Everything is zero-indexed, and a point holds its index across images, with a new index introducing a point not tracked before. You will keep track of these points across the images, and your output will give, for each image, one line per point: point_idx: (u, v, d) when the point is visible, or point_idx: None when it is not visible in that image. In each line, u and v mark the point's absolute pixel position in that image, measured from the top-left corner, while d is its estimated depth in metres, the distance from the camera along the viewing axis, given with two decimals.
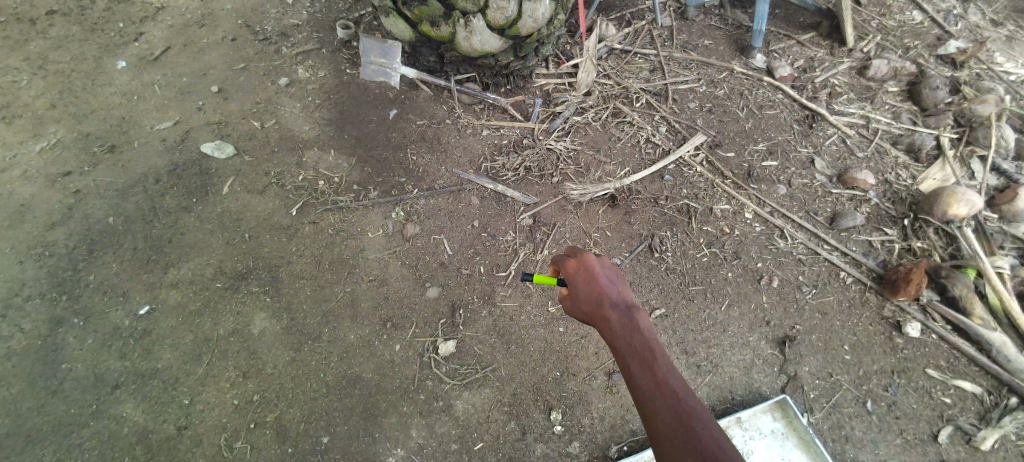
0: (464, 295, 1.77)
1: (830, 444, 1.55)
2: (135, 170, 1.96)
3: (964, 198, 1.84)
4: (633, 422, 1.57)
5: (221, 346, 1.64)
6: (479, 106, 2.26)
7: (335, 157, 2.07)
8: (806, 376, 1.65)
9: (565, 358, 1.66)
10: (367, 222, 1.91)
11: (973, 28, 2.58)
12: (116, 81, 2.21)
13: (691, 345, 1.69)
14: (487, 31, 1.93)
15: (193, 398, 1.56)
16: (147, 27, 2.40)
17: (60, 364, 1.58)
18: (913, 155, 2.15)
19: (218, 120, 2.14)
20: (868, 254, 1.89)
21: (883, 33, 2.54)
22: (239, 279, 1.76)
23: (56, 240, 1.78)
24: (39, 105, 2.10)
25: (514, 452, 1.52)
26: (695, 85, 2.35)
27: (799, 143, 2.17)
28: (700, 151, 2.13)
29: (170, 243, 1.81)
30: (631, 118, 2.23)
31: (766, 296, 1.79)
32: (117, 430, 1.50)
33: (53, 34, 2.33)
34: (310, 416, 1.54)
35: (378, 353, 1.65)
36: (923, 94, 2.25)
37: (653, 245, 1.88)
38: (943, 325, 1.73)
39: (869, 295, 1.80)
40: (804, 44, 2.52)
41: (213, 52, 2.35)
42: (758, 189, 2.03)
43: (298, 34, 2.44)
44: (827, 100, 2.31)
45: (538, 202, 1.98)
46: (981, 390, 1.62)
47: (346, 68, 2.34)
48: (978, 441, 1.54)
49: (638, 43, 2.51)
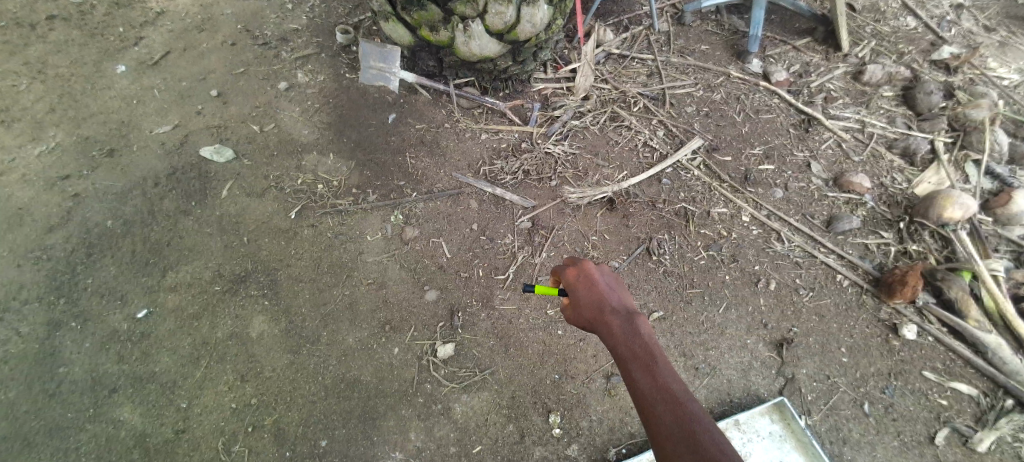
0: (463, 298, 1.77)
1: (828, 446, 1.55)
2: (134, 174, 1.97)
3: (959, 202, 1.85)
4: (631, 425, 1.57)
5: (220, 350, 1.64)
6: (478, 110, 2.27)
7: (334, 161, 2.08)
8: (803, 379, 1.66)
9: (564, 361, 1.66)
10: (366, 225, 1.91)
11: (967, 33, 2.60)
12: (116, 84, 2.22)
13: (689, 348, 1.70)
14: (486, 36, 1.94)
15: (191, 401, 1.55)
16: (147, 32, 2.42)
17: (59, 367, 1.58)
18: (908, 159, 2.17)
19: (218, 124, 2.15)
20: (865, 257, 1.90)
21: (877, 38, 2.56)
22: (238, 282, 1.76)
23: (55, 243, 1.78)
24: (38, 109, 2.10)
25: (514, 454, 1.51)
26: (692, 89, 2.37)
27: (795, 147, 2.18)
28: (696, 155, 2.15)
29: (169, 247, 1.81)
30: (628, 123, 2.24)
31: (764, 299, 1.80)
32: (114, 433, 1.49)
33: (53, 38, 2.34)
34: (309, 420, 1.54)
35: (377, 356, 1.65)
36: (917, 98, 2.28)
37: (651, 248, 1.89)
38: (939, 327, 1.75)
39: (865, 298, 1.81)
40: (799, 49, 2.55)
41: (213, 56, 2.36)
42: (755, 192, 2.05)
43: (297, 39, 2.46)
44: (823, 104, 2.33)
45: (537, 205, 1.99)
46: (977, 392, 1.63)
47: (345, 72, 2.35)
48: (975, 443, 1.55)
49: (636, 48, 2.53)
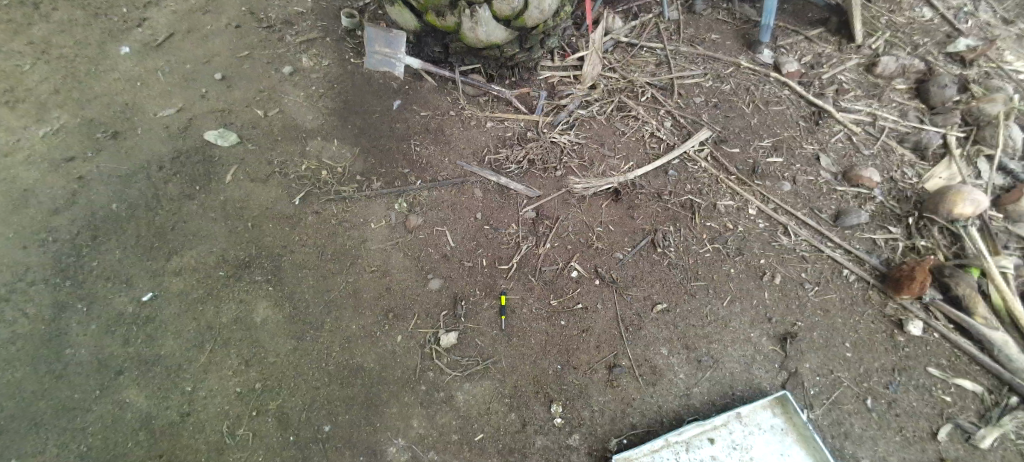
0: (466, 288, 1.77)
1: (829, 440, 1.54)
2: (138, 157, 1.96)
3: (970, 197, 1.82)
4: (633, 416, 1.56)
5: (224, 334, 1.64)
6: (484, 98, 2.25)
7: (338, 147, 2.07)
8: (807, 373, 1.65)
9: (567, 351, 1.66)
10: (370, 213, 1.91)
11: (983, 25, 2.55)
12: (120, 66, 2.21)
13: (692, 340, 1.69)
14: (493, 22, 1.92)
15: (196, 385, 1.56)
16: (150, 13, 2.40)
17: (65, 348, 1.59)
18: (919, 153, 2.13)
19: (221, 108, 2.13)
20: (872, 252, 1.88)
21: (892, 29, 2.52)
22: (242, 268, 1.76)
23: (60, 225, 1.78)
24: (42, 90, 2.09)
25: (515, 443, 1.51)
26: (701, 79, 2.34)
27: (805, 140, 2.15)
28: (704, 147, 2.12)
29: (173, 231, 1.81)
30: (636, 112, 2.22)
31: (768, 292, 1.79)
32: (120, 416, 1.50)
33: (56, 18, 2.32)
34: (312, 405, 1.54)
35: (380, 344, 1.65)
36: (931, 92, 2.24)
37: (656, 240, 1.88)
38: (945, 324, 1.73)
39: (871, 293, 1.80)
40: (812, 39, 2.50)
41: (217, 39, 2.35)
42: (763, 185, 2.03)
43: (302, 22, 2.44)
44: (835, 96, 2.29)
45: (541, 195, 1.98)
46: (982, 388, 1.62)
47: (350, 57, 2.33)
48: (977, 439, 1.53)
49: (645, 36, 2.50)
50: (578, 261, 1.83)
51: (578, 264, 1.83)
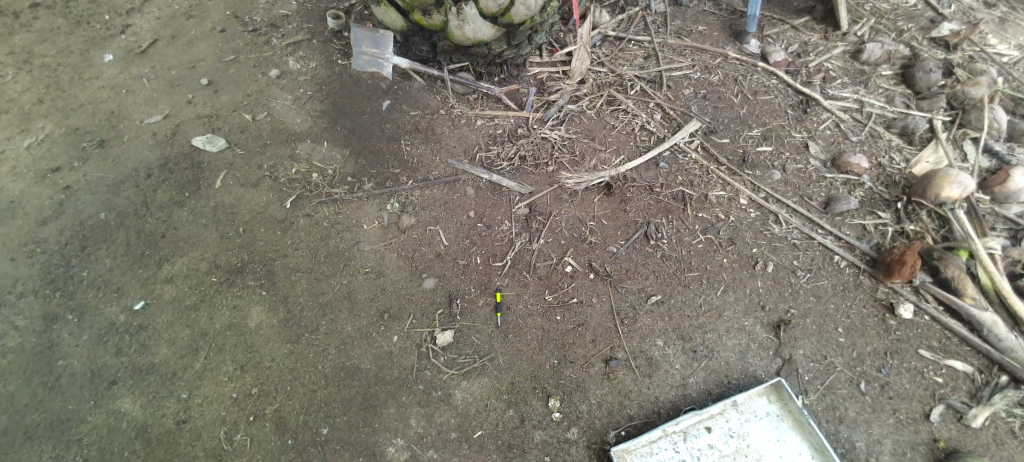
0: (461, 286, 1.77)
1: (824, 425, 1.55)
2: (126, 165, 1.95)
3: (957, 181, 1.84)
4: (630, 408, 1.57)
5: (218, 341, 1.63)
6: (473, 95, 2.25)
7: (328, 149, 2.06)
8: (801, 359, 1.66)
9: (564, 346, 1.67)
10: (363, 215, 1.91)
11: (967, 10, 2.57)
12: (104, 74, 2.18)
13: (687, 331, 1.70)
14: (480, 19, 1.91)
15: (191, 392, 1.55)
16: (133, 20, 2.38)
17: (58, 360, 1.58)
18: (906, 138, 2.15)
19: (209, 113, 2.12)
20: (863, 238, 1.90)
21: (876, 16, 2.54)
22: (236, 273, 1.75)
23: (48, 236, 1.77)
24: (26, 100, 2.07)
25: (514, 438, 1.51)
26: (689, 71, 2.35)
27: (794, 129, 2.17)
28: (693, 138, 2.13)
29: (163, 238, 1.80)
30: (625, 106, 2.22)
31: (761, 281, 1.80)
32: (116, 425, 1.49)
33: (38, 27, 2.29)
34: (310, 408, 1.54)
35: (376, 345, 1.65)
36: (916, 77, 2.26)
37: (649, 233, 1.89)
38: (935, 306, 1.75)
39: (862, 278, 1.82)
40: (798, 28, 2.52)
41: (202, 43, 2.33)
42: (753, 175, 2.04)
43: (287, 25, 2.42)
44: (822, 84, 2.30)
45: (533, 191, 1.98)
46: (972, 368, 1.64)
47: (337, 58, 2.31)
48: (969, 419, 1.55)
49: (633, 29, 2.51)
50: (572, 256, 1.84)
51: (573, 258, 1.83)
